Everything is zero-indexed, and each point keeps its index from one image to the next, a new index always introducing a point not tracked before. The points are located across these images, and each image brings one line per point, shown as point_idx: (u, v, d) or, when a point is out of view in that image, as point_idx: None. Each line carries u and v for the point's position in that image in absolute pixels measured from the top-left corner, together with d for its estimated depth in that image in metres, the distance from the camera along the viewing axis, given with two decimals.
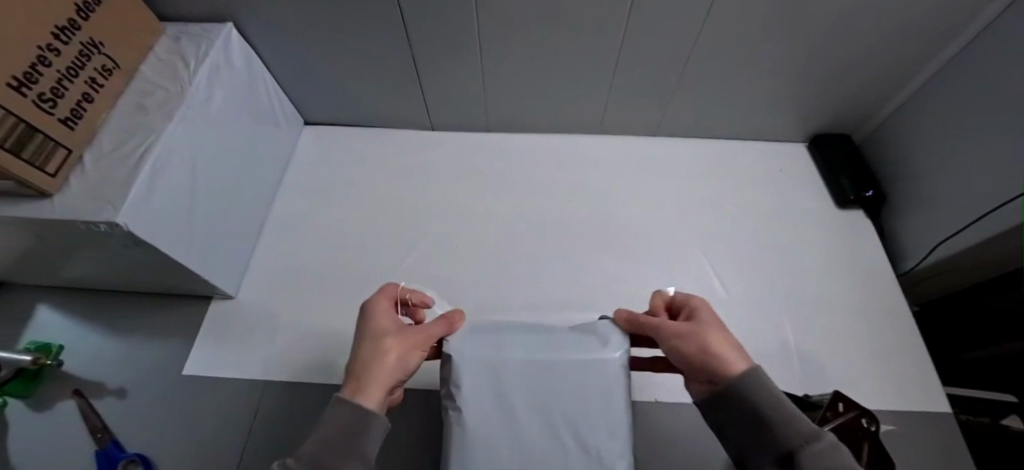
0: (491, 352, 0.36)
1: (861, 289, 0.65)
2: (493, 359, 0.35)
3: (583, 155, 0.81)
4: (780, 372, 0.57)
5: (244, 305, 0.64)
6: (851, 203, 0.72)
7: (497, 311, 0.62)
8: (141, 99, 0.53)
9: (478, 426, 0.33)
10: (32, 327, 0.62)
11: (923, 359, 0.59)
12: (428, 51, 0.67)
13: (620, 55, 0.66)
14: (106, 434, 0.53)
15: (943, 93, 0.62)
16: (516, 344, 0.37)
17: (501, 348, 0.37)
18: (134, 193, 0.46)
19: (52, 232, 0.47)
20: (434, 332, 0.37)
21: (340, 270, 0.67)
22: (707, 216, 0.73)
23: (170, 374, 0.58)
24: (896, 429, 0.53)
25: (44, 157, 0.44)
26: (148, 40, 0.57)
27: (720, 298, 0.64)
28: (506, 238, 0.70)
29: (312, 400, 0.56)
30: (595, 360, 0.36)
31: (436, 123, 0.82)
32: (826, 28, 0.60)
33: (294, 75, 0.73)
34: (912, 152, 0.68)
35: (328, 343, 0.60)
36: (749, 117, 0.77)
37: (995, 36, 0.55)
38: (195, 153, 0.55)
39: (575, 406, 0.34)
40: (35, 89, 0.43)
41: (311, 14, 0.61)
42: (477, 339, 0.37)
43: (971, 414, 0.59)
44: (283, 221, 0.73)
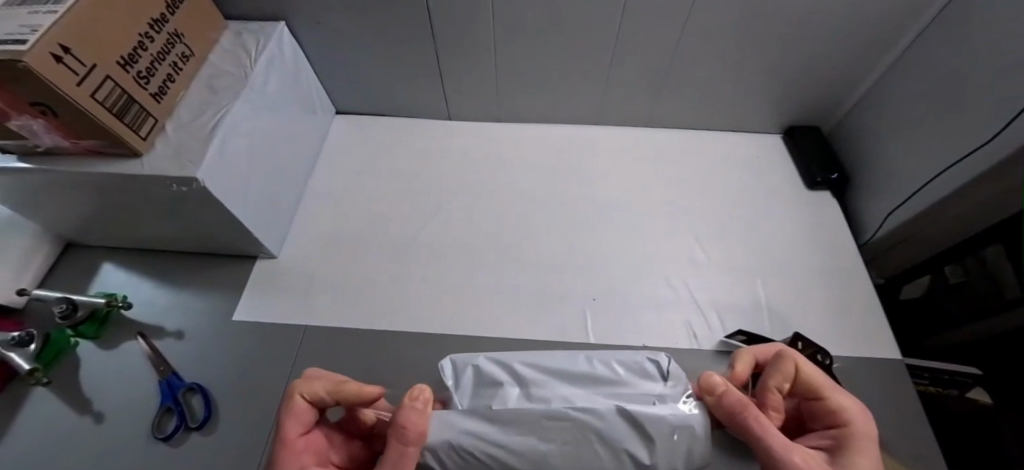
0: (492, 449, 0.30)
1: (825, 258, 0.74)
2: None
3: (584, 143, 0.90)
4: (752, 324, 0.66)
5: (286, 263, 0.74)
6: (819, 185, 0.81)
7: (506, 273, 0.72)
8: (211, 82, 0.64)
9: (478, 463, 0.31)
10: (100, 280, 0.72)
11: (876, 316, 0.68)
12: (450, 49, 0.77)
13: (616, 55, 0.77)
14: (168, 368, 0.61)
15: (893, 87, 0.72)
16: (517, 455, 0.30)
17: (500, 457, 0.30)
18: (209, 155, 0.56)
19: (139, 187, 0.57)
20: (409, 456, 0.31)
21: (370, 237, 0.77)
22: (694, 195, 0.82)
23: (223, 319, 0.68)
24: (843, 370, 0.62)
25: (140, 123, 0.54)
26: (214, 34, 0.68)
27: (702, 263, 0.73)
28: (515, 213, 0.79)
29: (347, 343, 0.65)
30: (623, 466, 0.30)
31: (453, 114, 0.92)
32: (789, 32, 0.71)
33: (331, 68, 0.83)
34: (870, 140, 0.77)
35: (361, 297, 0.70)
36: (730, 111, 0.87)
37: (932, 39, 0.65)
38: (254, 130, 0.65)
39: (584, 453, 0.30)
40: (136, 68, 0.54)
41: (352, 16, 0.72)
42: (475, 450, 0.30)
43: (940, 385, 0.66)
44: (317, 195, 0.83)
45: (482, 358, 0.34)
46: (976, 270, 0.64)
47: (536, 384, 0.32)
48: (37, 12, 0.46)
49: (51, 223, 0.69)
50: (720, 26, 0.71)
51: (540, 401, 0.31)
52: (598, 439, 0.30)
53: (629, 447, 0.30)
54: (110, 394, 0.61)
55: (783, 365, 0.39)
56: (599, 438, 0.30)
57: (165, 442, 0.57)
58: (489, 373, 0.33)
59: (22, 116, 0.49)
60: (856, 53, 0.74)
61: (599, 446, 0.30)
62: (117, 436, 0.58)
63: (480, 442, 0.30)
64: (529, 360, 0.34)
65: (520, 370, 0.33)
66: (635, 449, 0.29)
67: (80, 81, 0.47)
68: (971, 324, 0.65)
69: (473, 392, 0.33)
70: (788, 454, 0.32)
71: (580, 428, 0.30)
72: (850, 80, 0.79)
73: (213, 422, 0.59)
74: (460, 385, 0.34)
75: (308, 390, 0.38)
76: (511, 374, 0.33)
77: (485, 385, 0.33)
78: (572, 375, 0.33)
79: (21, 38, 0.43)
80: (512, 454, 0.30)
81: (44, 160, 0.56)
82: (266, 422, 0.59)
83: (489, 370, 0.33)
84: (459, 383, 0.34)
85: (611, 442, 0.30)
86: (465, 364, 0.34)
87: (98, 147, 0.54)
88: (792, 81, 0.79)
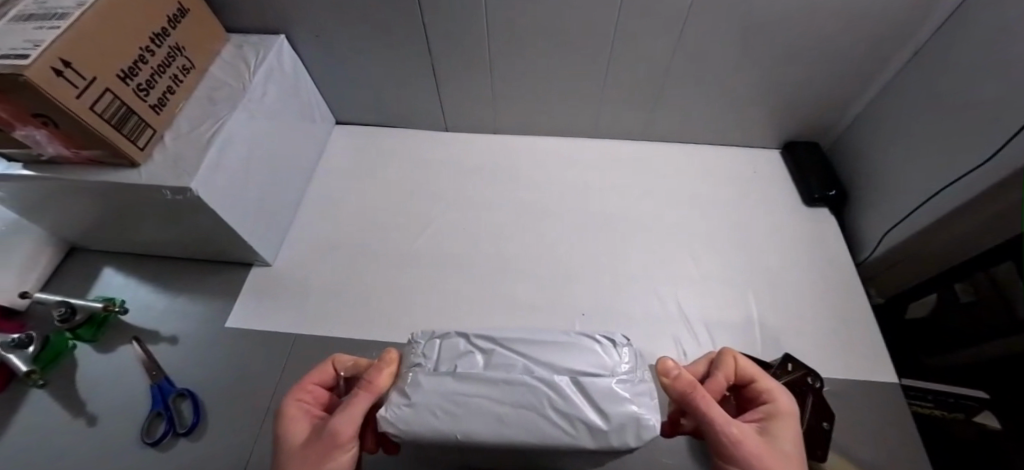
0: (448, 410, 0.28)
1: (822, 275, 0.73)
2: (457, 434, 0.27)
3: (580, 155, 0.90)
4: (743, 342, 0.65)
5: (280, 271, 0.75)
6: (818, 201, 0.80)
7: (497, 284, 0.72)
8: (210, 93, 0.65)
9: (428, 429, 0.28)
10: (100, 284, 0.74)
11: (873, 337, 0.66)
12: (446, 61, 0.78)
13: (611, 68, 0.77)
14: (159, 372, 0.62)
15: (893, 102, 0.71)
16: (476, 419, 0.27)
17: (459, 420, 0.27)
18: (205, 166, 0.57)
19: (137, 196, 0.59)
20: (361, 402, 0.34)
21: (363, 246, 0.78)
22: (689, 209, 0.81)
23: (216, 326, 0.69)
24: (838, 391, 0.61)
25: (138, 134, 0.56)
26: (216, 46, 0.70)
27: (695, 279, 0.72)
28: (508, 225, 0.79)
29: (337, 351, 0.66)
30: (583, 439, 0.27)
31: (450, 125, 0.93)
32: (785, 46, 0.70)
33: (330, 80, 0.85)
34: (870, 157, 0.76)
35: (352, 306, 0.71)
36: (727, 125, 0.87)
37: (931, 54, 0.64)
38: (251, 140, 0.66)
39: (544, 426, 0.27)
40: (136, 81, 0.55)
41: (350, 30, 0.74)
42: (435, 412, 0.27)
43: (948, 409, 0.64)
44: (314, 203, 0.84)
45: (450, 334, 0.33)
46: (987, 287, 0.61)
47: (504, 353, 0.31)
48: (41, 27, 0.48)
49: (55, 228, 0.71)
50: (715, 39, 0.70)
51: (500, 369, 0.30)
52: (553, 405, 0.27)
53: (584, 416, 0.27)
54: (104, 397, 0.62)
55: (728, 356, 0.42)
56: (552, 403, 0.28)
57: (154, 447, 0.58)
58: (456, 345, 0.32)
59: (25, 126, 0.51)
60: (854, 68, 0.73)
61: (556, 413, 0.27)
62: (109, 439, 0.59)
63: (441, 402, 0.28)
64: (493, 333, 0.32)
65: (485, 343, 0.32)
66: (594, 416, 0.27)
67: (79, 93, 0.48)
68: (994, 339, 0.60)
69: (441, 356, 0.31)
70: (726, 425, 0.34)
71: (531, 392, 0.28)
72: (849, 94, 0.78)
73: (202, 428, 0.60)
74: (426, 357, 0.32)
75: (342, 358, 0.43)
76: (480, 342, 0.32)
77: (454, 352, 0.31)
78: (535, 347, 0.31)
79: (24, 53, 0.44)
80: (473, 419, 0.27)
81: (47, 169, 0.57)
82: (254, 429, 0.59)
83: (457, 343, 0.32)
84: (424, 355, 0.32)
85: (565, 410, 0.27)
86: (434, 335, 0.33)
87: (98, 157, 0.56)
88: (790, 95, 0.79)
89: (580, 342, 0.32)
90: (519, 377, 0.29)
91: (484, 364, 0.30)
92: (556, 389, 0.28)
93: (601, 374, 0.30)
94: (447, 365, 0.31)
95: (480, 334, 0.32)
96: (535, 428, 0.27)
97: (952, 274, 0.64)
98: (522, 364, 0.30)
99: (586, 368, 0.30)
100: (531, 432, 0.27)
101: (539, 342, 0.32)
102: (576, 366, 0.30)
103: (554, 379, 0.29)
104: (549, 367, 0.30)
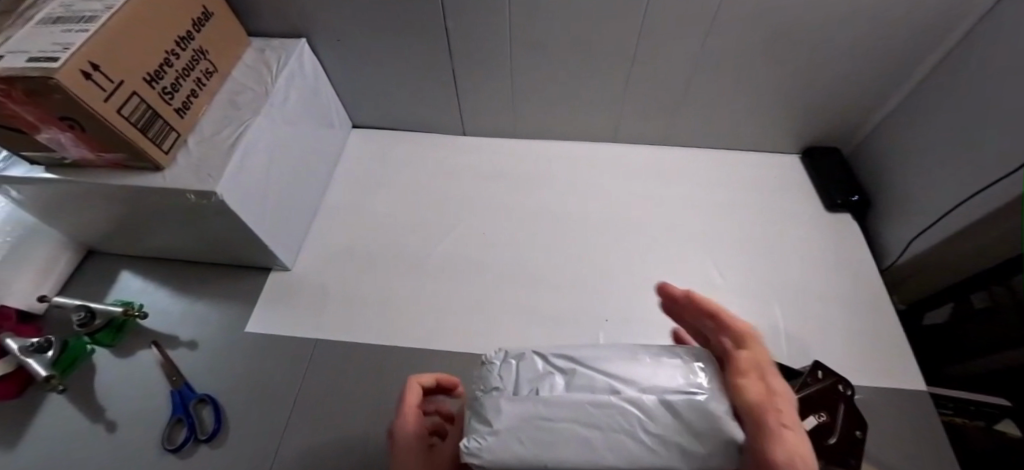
0: (527, 439, 0.20)
1: (846, 282, 0.72)
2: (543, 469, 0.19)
3: (598, 160, 0.90)
4: (770, 351, 0.64)
5: (300, 275, 0.74)
6: (839, 207, 0.80)
7: (518, 290, 0.72)
8: (232, 97, 0.65)
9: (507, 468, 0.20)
10: (118, 288, 0.73)
11: (899, 344, 0.65)
12: (466, 67, 0.78)
13: (631, 73, 0.77)
14: (180, 378, 0.61)
15: (917, 108, 0.71)
16: (567, 450, 0.20)
17: (545, 452, 0.20)
18: (229, 170, 0.57)
19: (160, 199, 0.58)
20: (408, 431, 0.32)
21: (383, 251, 0.77)
22: (710, 214, 0.81)
23: (237, 331, 0.69)
24: (866, 400, 0.60)
25: (162, 137, 0.55)
26: (238, 50, 0.70)
27: (717, 285, 0.72)
28: (529, 230, 0.79)
29: (358, 357, 0.65)
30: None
31: (468, 130, 0.92)
32: (808, 52, 0.70)
33: (349, 85, 0.84)
34: (893, 163, 0.76)
35: (374, 311, 0.70)
36: (746, 130, 0.86)
37: (958, 59, 0.63)
38: (273, 144, 0.66)
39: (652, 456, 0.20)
40: (162, 84, 0.55)
41: (371, 35, 0.74)
42: (516, 439, 0.20)
43: (969, 416, 0.63)
44: (333, 207, 0.83)
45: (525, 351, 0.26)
46: (1004, 299, 0.59)
47: (592, 371, 0.24)
48: (70, 30, 0.47)
49: (75, 232, 0.70)
50: (738, 44, 0.70)
51: (590, 389, 0.23)
52: (651, 430, 0.20)
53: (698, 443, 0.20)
54: (123, 403, 0.62)
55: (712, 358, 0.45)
56: (652, 429, 0.20)
57: (175, 453, 0.57)
58: (532, 362, 0.24)
59: (51, 130, 0.50)
60: (877, 74, 0.72)
61: (658, 441, 0.20)
62: (129, 446, 0.58)
63: (517, 432, 0.21)
64: (570, 348, 0.25)
65: (564, 361, 0.24)
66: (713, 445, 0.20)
67: (107, 97, 0.48)
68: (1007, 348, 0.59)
69: (515, 375, 0.24)
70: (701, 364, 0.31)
71: (625, 413, 0.21)
72: (871, 100, 0.77)
73: (223, 435, 0.59)
74: (494, 380, 0.24)
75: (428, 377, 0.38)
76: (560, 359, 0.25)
77: (531, 369, 0.24)
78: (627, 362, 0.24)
79: (54, 56, 0.44)
80: (561, 450, 0.20)
81: (69, 172, 0.57)
82: (276, 437, 0.59)
83: (534, 361, 0.25)
84: (499, 377, 0.24)
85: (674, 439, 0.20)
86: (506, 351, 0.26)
87: (122, 160, 0.55)
88: (811, 100, 0.79)
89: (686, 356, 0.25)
90: (610, 396, 0.21)
91: (565, 385, 0.23)
92: (656, 412, 0.21)
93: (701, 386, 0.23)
94: (525, 386, 0.23)
95: (557, 352, 0.25)
96: (637, 459, 0.20)
97: (967, 284, 0.63)
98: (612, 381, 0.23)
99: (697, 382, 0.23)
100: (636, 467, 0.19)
101: (626, 354, 0.25)
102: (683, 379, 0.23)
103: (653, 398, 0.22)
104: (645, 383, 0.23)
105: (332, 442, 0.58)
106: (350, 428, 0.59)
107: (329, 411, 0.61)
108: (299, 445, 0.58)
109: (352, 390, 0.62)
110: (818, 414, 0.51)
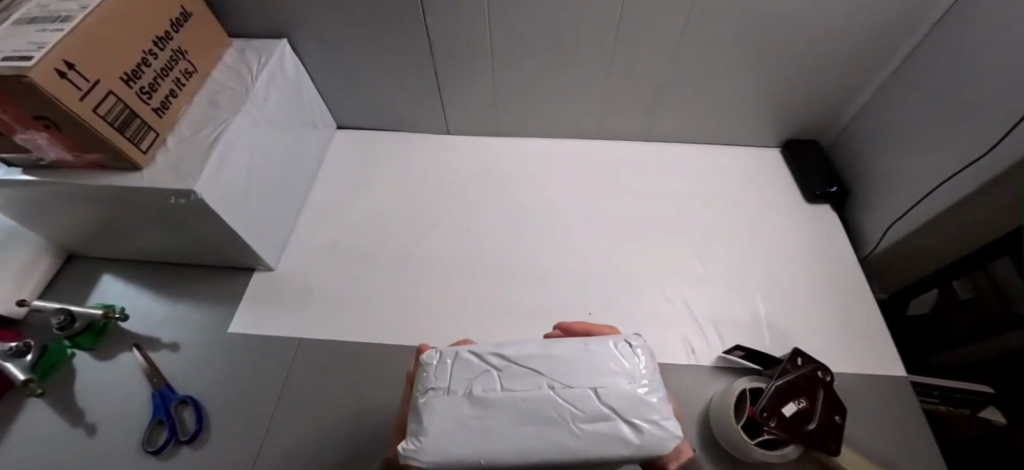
0: (466, 437, 0.26)
1: (826, 271, 0.73)
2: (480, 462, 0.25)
3: (583, 156, 0.91)
4: (752, 339, 0.65)
5: (284, 275, 0.74)
6: (818, 198, 0.81)
7: (502, 286, 0.72)
8: (213, 98, 0.65)
9: (456, 449, 0.26)
10: (99, 291, 0.73)
11: (878, 331, 0.66)
12: (448, 65, 0.79)
13: (612, 70, 0.78)
14: (161, 379, 0.61)
15: (891, 99, 0.72)
16: (509, 441, 0.26)
17: (494, 439, 0.26)
18: (208, 169, 0.56)
19: (139, 199, 0.58)
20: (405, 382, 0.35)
21: (367, 249, 0.77)
22: (693, 208, 0.82)
23: (220, 331, 0.68)
24: (848, 386, 0.61)
25: (140, 136, 0.55)
26: (218, 51, 0.70)
27: (701, 276, 0.72)
28: (513, 226, 0.80)
29: (343, 354, 0.65)
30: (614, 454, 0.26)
31: (452, 128, 0.93)
32: (783, 45, 0.71)
33: (333, 85, 0.85)
34: (870, 154, 0.77)
35: (358, 309, 0.70)
36: (727, 124, 0.87)
37: (929, 51, 0.65)
38: (255, 143, 0.66)
39: (583, 442, 0.26)
40: (139, 83, 0.55)
41: (352, 35, 0.74)
42: (473, 448, 0.26)
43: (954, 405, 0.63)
44: (317, 207, 0.83)
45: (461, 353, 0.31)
46: (987, 288, 0.60)
47: (516, 375, 0.29)
48: (44, 29, 0.47)
49: (54, 235, 0.70)
50: (715, 39, 0.71)
51: (520, 386, 0.28)
52: (575, 420, 0.27)
53: (614, 432, 0.26)
54: (103, 407, 0.61)
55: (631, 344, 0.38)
56: (575, 418, 0.27)
57: (156, 455, 0.57)
58: (470, 363, 0.30)
59: (26, 130, 0.50)
60: (851, 67, 0.74)
61: (579, 430, 0.26)
62: (108, 450, 0.58)
63: (458, 433, 0.26)
64: (504, 349, 0.31)
65: (499, 360, 0.30)
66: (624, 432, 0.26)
67: (83, 95, 0.48)
68: (1004, 332, 0.58)
69: (451, 381, 0.29)
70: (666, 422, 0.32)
71: (550, 404, 0.27)
72: (847, 93, 0.79)
73: (205, 436, 0.58)
74: (441, 380, 0.29)
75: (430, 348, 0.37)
76: (495, 365, 0.30)
77: (463, 375, 0.29)
78: (554, 361, 0.30)
79: (28, 54, 0.44)
80: (509, 448, 0.26)
81: (46, 173, 0.57)
82: (259, 436, 0.58)
83: (470, 360, 0.30)
84: (436, 377, 0.29)
85: (592, 426, 0.27)
86: (444, 356, 0.31)
87: (100, 160, 0.55)
88: (789, 93, 0.80)
89: (603, 344, 0.31)
90: (541, 393, 0.28)
91: (502, 383, 0.29)
92: (577, 403, 0.27)
93: (631, 386, 0.28)
94: (463, 386, 0.29)
95: (493, 350, 0.30)
96: (563, 444, 0.26)
97: (952, 272, 0.64)
98: (545, 380, 0.29)
99: (607, 373, 0.29)
100: (564, 451, 0.26)
101: (553, 350, 0.30)
102: (595, 374, 0.29)
103: (576, 395, 0.28)
104: (572, 382, 0.28)
105: (316, 441, 0.58)
106: (334, 427, 0.59)
107: (314, 409, 0.60)
108: (281, 445, 0.57)
109: (337, 387, 0.62)
110: (798, 400, 0.51)
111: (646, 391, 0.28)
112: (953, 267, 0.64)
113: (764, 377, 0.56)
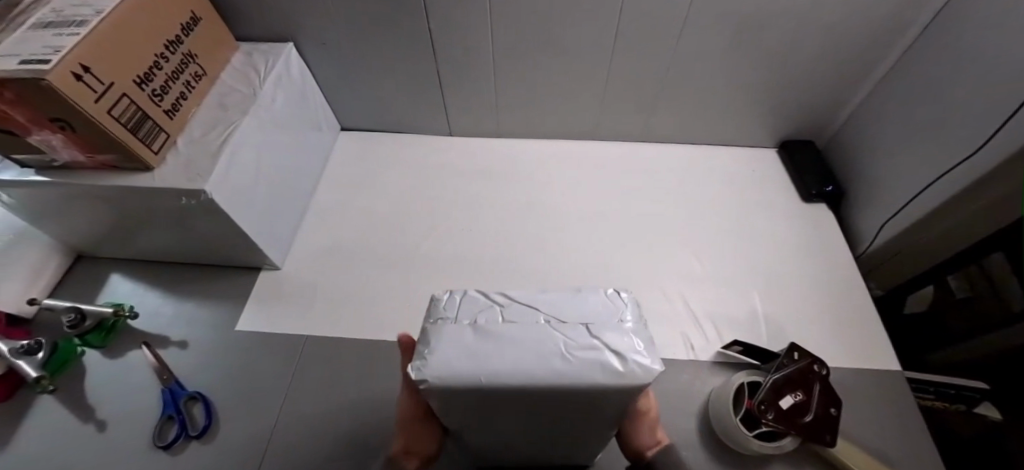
0: (460, 355, 0.23)
1: (822, 268, 0.74)
2: (481, 378, 0.22)
3: (582, 156, 0.92)
4: (749, 335, 0.66)
5: (290, 273, 0.76)
6: (815, 197, 0.83)
7: (505, 283, 0.73)
8: (221, 100, 0.67)
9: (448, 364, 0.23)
10: (108, 291, 0.74)
11: (873, 327, 0.68)
12: (450, 67, 0.80)
13: (611, 71, 0.79)
14: (170, 376, 0.62)
15: (885, 99, 0.74)
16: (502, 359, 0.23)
17: (485, 359, 0.23)
18: (218, 170, 0.58)
19: (149, 199, 0.59)
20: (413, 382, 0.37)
21: (371, 248, 0.78)
22: (691, 206, 0.83)
23: (228, 329, 0.69)
24: (844, 380, 0.62)
25: (152, 137, 0.56)
26: (227, 55, 0.72)
27: (699, 274, 0.74)
28: (514, 225, 0.81)
29: (349, 350, 0.67)
30: (602, 385, 0.22)
31: (454, 130, 0.94)
32: (778, 48, 0.73)
33: (337, 87, 0.86)
34: (864, 153, 0.79)
35: (363, 306, 0.71)
36: (724, 125, 0.89)
37: (921, 52, 0.66)
38: (262, 144, 0.68)
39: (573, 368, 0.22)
40: (151, 86, 0.56)
41: (356, 40, 0.76)
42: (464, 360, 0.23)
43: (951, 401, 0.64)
44: (322, 207, 0.85)
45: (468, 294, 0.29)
46: (984, 287, 0.62)
47: (516, 309, 0.27)
48: (61, 34, 0.49)
49: (64, 235, 0.71)
50: (713, 40, 0.72)
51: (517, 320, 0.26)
52: (567, 348, 0.24)
53: (594, 359, 0.23)
54: (113, 403, 0.62)
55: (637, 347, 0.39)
56: (569, 347, 0.24)
57: (165, 451, 0.58)
58: (476, 299, 0.28)
59: (41, 131, 0.52)
60: (846, 68, 0.75)
61: (571, 355, 0.23)
62: (118, 445, 0.59)
63: (460, 353, 0.24)
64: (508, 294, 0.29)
65: (502, 297, 0.28)
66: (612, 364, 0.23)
67: (97, 98, 0.49)
68: (1005, 328, 0.59)
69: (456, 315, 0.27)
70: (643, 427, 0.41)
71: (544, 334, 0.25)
72: (841, 93, 0.80)
73: (214, 431, 0.60)
74: (447, 312, 0.28)
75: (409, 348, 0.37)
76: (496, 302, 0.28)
77: (467, 309, 0.27)
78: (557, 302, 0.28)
79: (45, 58, 0.45)
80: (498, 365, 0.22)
81: (59, 174, 0.58)
82: (267, 432, 0.59)
83: (476, 298, 0.28)
84: (444, 308, 0.28)
85: (583, 354, 0.23)
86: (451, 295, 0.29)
87: (113, 161, 0.56)
88: (784, 94, 0.81)
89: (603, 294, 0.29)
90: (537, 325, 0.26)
91: (504, 317, 0.26)
92: (572, 335, 0.25)
93: (621, 323, 0.26)
94: (467, 317, 0.27)
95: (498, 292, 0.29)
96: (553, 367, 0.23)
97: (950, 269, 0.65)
98: (541, 316, 0.27)
99: (603, 317, 0.27)
100: (549, 375, 0.22)
101: (553, 293, 0.29)
102: (590, 316, 0.27)
103: (571, 328, 0.25)
104: (567, 319, 0.27)
105: (323, 435, 0.59)
106: (339, 422, 0.60)
107: (321, 404, 0.62)
108: (288, 441, 0.59)
109: (344, 383, 0.64)
110: (794, 393, 0.53)
111: (629, 327, 0.26)
112: (952, 263, 0.65)
113: (761, 371, 0.57)
